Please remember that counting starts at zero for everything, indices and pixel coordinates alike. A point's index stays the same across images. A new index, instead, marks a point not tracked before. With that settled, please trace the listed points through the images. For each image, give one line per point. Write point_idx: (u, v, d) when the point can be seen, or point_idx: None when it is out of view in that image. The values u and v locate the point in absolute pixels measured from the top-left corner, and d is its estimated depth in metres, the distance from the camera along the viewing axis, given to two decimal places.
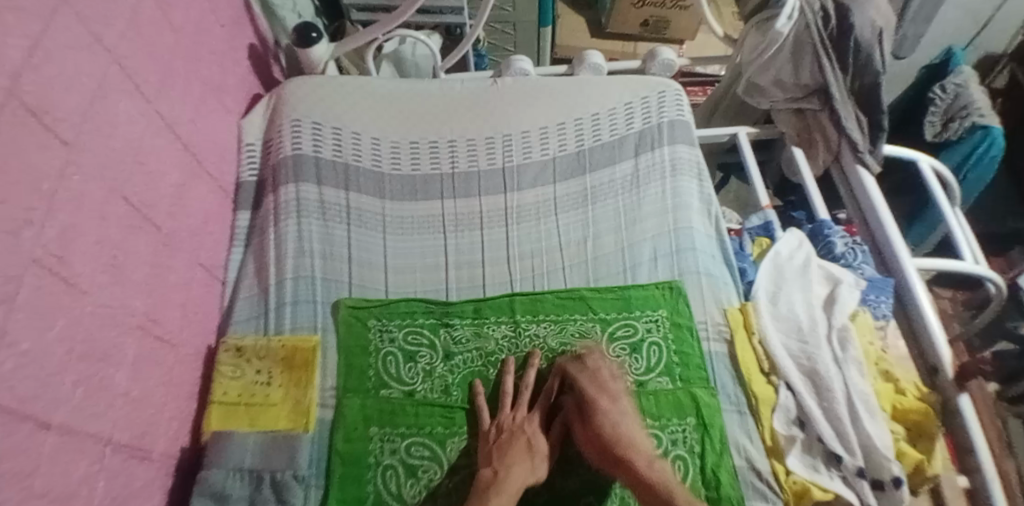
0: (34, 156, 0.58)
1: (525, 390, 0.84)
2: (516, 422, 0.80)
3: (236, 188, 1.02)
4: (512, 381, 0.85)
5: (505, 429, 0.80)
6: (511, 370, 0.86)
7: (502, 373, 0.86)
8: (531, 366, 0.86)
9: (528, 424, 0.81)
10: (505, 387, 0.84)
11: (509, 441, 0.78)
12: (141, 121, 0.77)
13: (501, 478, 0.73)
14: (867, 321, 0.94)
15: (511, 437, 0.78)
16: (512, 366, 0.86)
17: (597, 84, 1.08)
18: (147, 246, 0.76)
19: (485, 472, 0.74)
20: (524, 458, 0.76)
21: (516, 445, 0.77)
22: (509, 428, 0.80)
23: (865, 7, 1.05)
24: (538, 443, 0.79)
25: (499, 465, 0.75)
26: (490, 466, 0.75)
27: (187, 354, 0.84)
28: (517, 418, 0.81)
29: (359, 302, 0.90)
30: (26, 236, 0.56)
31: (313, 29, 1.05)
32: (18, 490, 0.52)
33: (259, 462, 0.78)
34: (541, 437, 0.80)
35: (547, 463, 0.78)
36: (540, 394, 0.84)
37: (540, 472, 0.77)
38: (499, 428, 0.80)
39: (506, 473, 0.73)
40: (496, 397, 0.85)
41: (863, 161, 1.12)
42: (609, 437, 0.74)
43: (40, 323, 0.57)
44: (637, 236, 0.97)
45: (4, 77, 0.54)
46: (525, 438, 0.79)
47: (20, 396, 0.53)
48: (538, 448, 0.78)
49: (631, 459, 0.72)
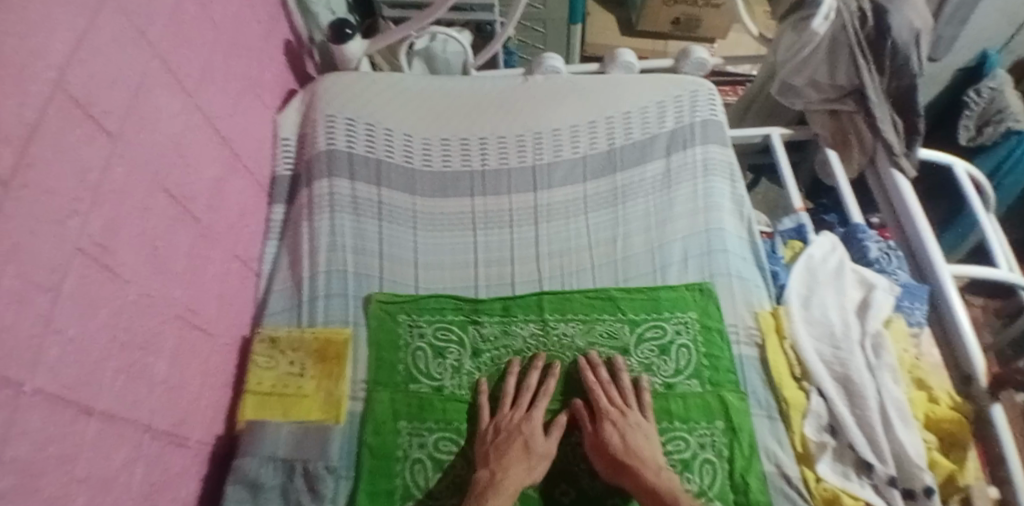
0: (81, 148, 0.59)
1: (524, 392, 0.84)
2: (514, 422, 0.80)
3: (272, 182, 1.04)
4: (512, 382, 0.85)
5: (502, 430, 0.80)
6: (512, 372, 0.86)
7: (506, 374, 0.86)
8: (534, 368, 0.86)
9: (524, 423, 0.80)
10: (506, 388, 0.85)
11: (506, 441, 0.78)
12: (181, 115, 0.78)
13: (498, 480, 0.74)
14: (901, 327, 0.93)
15: (507, 437, 0.79)
16: (515, 366, 0.86)
17: (628, 83, 1.07)
18: (186, 237, 0.78)
19: (483, 474, 0.76)
20: (520, 458, 0.77)
21: (513, 446, 0.77)
22: (507, 428, 0.80)
23: (904, 7, 1.02)
24: (535, 443, 0.79)
25: (497, 466, 0.76)
26: (487, 467, 0.76)
27: (224, 344, 0.85)
28: (515, 418, 0.81)
29: (390, 297, 0.91)
30: (72, 226, 0.57)
31: (348, 26, 1.07)
32: (60, 474, 0.54)
33: (291, 452, 0.79)
34: (543, 438, 0.80)
35: (547, 464, 0.78)
36: (540, 395, 0.84)
37: (539, 472, 0.77)
38: (497, 428, 0.80)
39: (503, 475, 0.75)
40: (496, 395, 0.86)
41: (899, 165, 1.09)
42: (617, 447, 0.77)
43: (85, 311, 0.58)
44: (668, 237, 0.97)
45: (52, 70, 0.55)
46: (523, 437, 0.79)
47: (64, 383, 0.55)
48: (536, 448, 0.78)
49: (638, 470, 0.75)
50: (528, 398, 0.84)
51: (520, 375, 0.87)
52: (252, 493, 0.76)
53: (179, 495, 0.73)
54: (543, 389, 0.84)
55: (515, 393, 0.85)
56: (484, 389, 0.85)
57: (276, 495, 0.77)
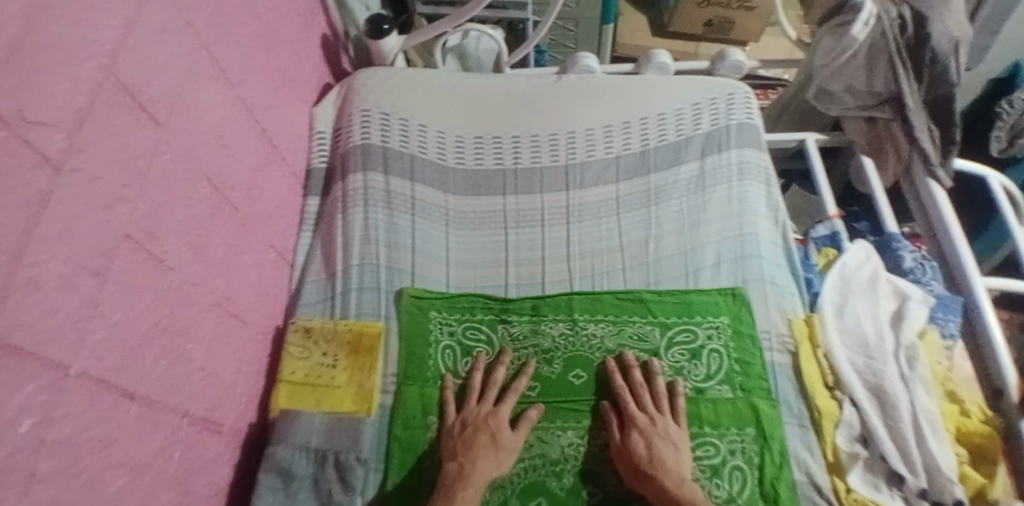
0: (129, 135, 0.60)
1: (492, 387, 0.85)
2: (480, 417, 0.81)
3: (307, 174, 1.05)
4: (479, 376, 0.86)
5: (469, 424, 0.81)
6: (480, 367, 0.87)
7: (473, 368, 0.87)
8: (501, 364, 0.87)
9: (492, 418, 0.81)
10: (473, 383, 0.85)
11: (474, 435, 0.79)
12: (224, 105, 0.79)
13: (467, 473, 0.75)
14: (935, 340, 0.90)
15: (474, 432, 0.79)
16: (482, 362, 0.87)
17: (663, 84, 1.07)
18: (225, 226, 0.78)
19: (451, 466, 0.77)
20: (488, 452, 0.78)
21: (480, 440, 0.78)
22: (474, 422, 0.81)
23: (945, 15, 1.00)
24: (503, 436, 0.79)
25: (465, 458, 0.77)
26: (455, 460, 0.77)
27: (258, 332, 0.86)
28: (482, 412, 0.82)
29: (421, 293, 0.92)
30: (119, 211, 0.58)
31: (385, 21, 1.07)
32: (100, 457, 0.54)
33: (323, 442, 0.80)
34: (511, 431, 0.80)
35: (514, 456, 0.79)
36: (509, 391, 0.84)
37: (507, 465, 0.78)
38: (464, 423, 0.81)
39: (472, 468, 0.76)
40: (462, 390, 0.87)
41: (935, 175, 1.07)
42: (641, 457, 0.77)
43: (129, 296, 0.59)
44: (701, 240, 0.96)
45: (102, 56, 0.56)
46: (490, 430, 0.80)
47: (107, 367, 0.55)
48: (504, 441, 0.79)
49: (659, 479, 0.75)
50: (495, 392, 0.84)
51: (487, 370, 0.87)
52: (284, 480, 0.77)
53: (212, 482, 0.74)
54: (514, 386, 0.84)
55: (481, 388, 0.86)
56: (450, 384, 0.85)
57: (307, 484, 0.78)
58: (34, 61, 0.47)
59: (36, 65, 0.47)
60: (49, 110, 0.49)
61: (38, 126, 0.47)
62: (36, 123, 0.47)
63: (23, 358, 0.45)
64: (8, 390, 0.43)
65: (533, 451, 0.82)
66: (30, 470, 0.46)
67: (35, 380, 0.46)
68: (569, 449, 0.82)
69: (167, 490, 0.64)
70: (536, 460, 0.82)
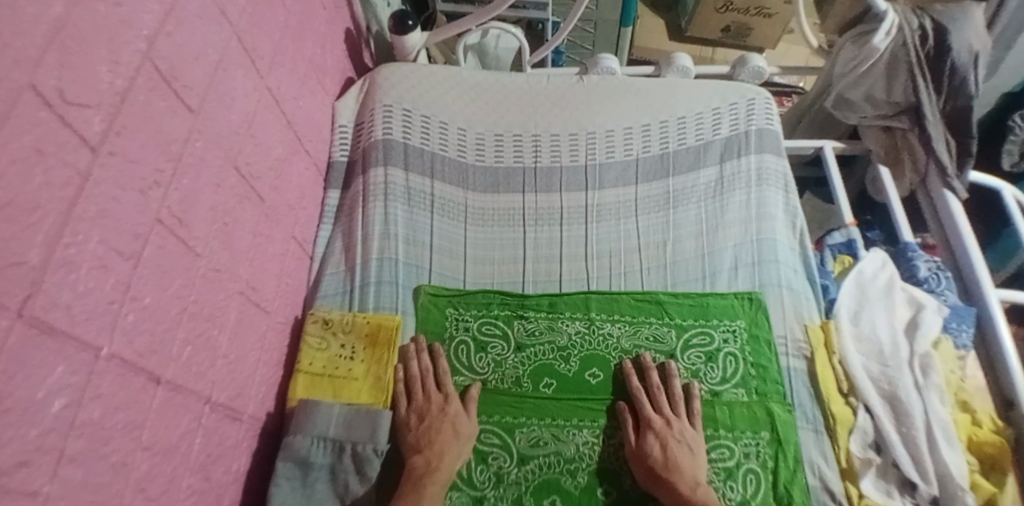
0: (165, 120, 0.60)
1: (429, 374, 0.86)
2: (433, 408, 0.83)
3: (328, 166, 1.06)
4: (417, 365, 0.87)
5: (426, 417, 0.82)
6: (412, 356, 0.88)
7: (406, 361, 0.88)
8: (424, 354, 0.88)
9: (445, 407, 0.83)
10: (411, 373, 0.86)
11: (432, 426, 0.81)
12: (254, 96, 0.80)
13: (434, 466, 0.77)
14: (950, 349, 0.89)
15: (433, 423, 0.81)
16: (411, 351, 0.88)
17: (685, 88, 1.08)
18: (251, 215, 0.79)
19: (417, 461, 0.78)
20: (449, 441, 0.80)
21: (441, 430, 0.80)
22: (430, 413, 0.82)
23: (966, 27, 1.00)
24: (461, 423, 0.81)
25: (431, 452, 0.78)
26: (420, 454, 0.79)
27: (279, 322, 0.87)
28: (433, 404, 0.83)
29: (439, 289, 0.94)
30: (153, 195, 0.58)
31: (409, 17, 1.09)
32: (128, 440, 0.55)
33: (341, 432, 0.80)
34: (466, 417, 0.82)
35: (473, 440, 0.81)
36: (445, 377, 0.86)
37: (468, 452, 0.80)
38: (419, 415, 0.83)
39: (439, 461, 0.78)
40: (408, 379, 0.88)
41: (952, 186, 1.06)
42: (656, 459, 0.78)
43: (161, 280, 0.60)
44: (719, 243, 0.97)
45: (142, 41, 0.56)
46: (449, 421, 0.81)
47: (138, 351, 0.56)
48: (463, 427, 0.81)
49: (673, 482, 0.75)
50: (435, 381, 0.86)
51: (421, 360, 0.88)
52: (301, 470, 0.78)
53: (231, 469, 0.74)
54: (440, 372, 0.86)
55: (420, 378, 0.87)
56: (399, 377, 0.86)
57: (324, 474, 0.79)
58: (75, 43, 0.47)
59: (78, 48, 0.47)
60: (90, 93, 0.49)
61: (78, 108, 0.48)
62: (76, 106, 0.48)
63: (58, 338, 0.45)
64: (41, 370, 0.44)
65: (548, 449, 0.82)
66: (59, 451, 0.46)
67: (69, 362, 0.47)
68: (584, 447, 0.83)
69: (188, 476, 0.64)
70: (551, 458, 0.82)
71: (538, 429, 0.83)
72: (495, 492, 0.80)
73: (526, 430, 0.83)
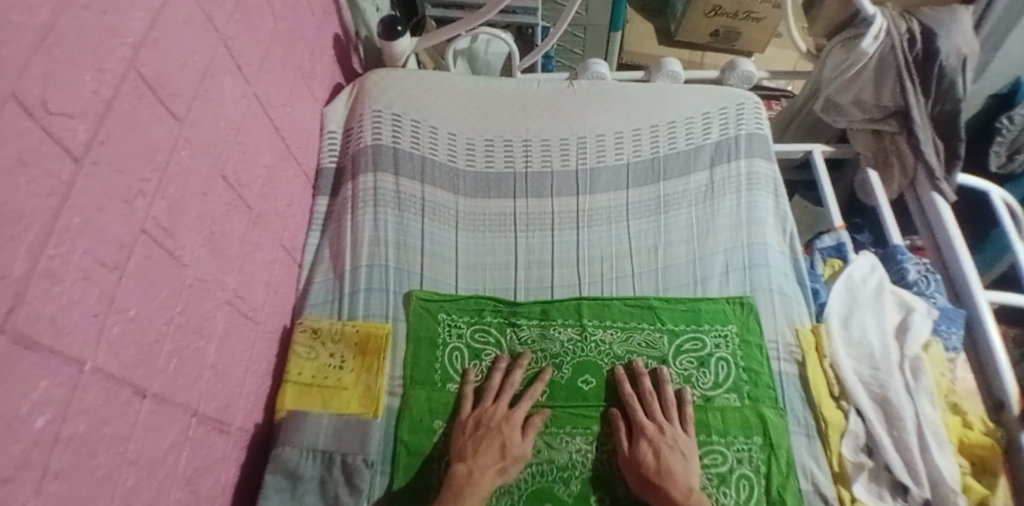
0: (151, 128, 0.60)
1: (508, 389, 0.85)
2: (495, 419, 0.81)
3: (317, 173, 1.05)
4: (499, 377, 0.87)
5: (483, 425, 0.81)
6: (499, 369, 0.87)
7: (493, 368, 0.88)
8: (518, 368, 0.87)
9: (506, 423, 0.81)
10: (492, 383, 0.86)
11: (486, 437, 0.80)
12: (242, 103, 0.79)
13: (474, 480, 0.75)
14: (939, 352, 0.89)
15: (487, 434, 0.80)
16: (500, 361, 0.88)
17: (674, 92, 1.08)
18: (239, 223, 0.78)
19: (460, 469, 0.77)
20: (495, 458, 0.78)
21: (491, 446, 0.79)
22: (488, 424, 0.81)
23: (953, 32, 1.01)
24: (512, 444, 0.79)
25: (474, 464, 0.77)
26: (463, 463, 0.77)
27: (267, 331, 0.86)
28: (496, 416, 0.82)
29: (431, 295, 0.93)
30: (139, 205, 0.57)
31: (399, 23, 1.08)
32: (114, 454, 0.54)
33: (331, 443, 0.80)
34: (520, 439, 0.80)
35: (519, 466, 0.79)
36: (523, 396, 0.85)
37: (513, 473, 0.78)
38: (477, 422, 0.82)
39: (478, 477, 0.76)
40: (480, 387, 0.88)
41: (941, 190, 1.07)
42: (648, 466, 0.77)
43: (147, 291, 0.59)
44: (709, 247, 0.97)
45: (128, 48, 0.56)
46: (501, 438, 0.79)
47: (123, 363, 0.55)
48: (513, 449, 0.79)
49: (666, 489, 0.75)
50: (509, 395, 0.84)
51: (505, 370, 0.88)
52: (291, 481, 0.77)
53: (219, 482, 0.73)
54: (528, 393, 0.85)
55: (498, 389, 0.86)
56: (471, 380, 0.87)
57: (314, 486, 0.78)
58: (59, 52, 0.46)
59: (61, 56, 0.47)
60: (74, 102, 0.48)
61: (62, 117, 0.47)
62: (60, 115, 0.47)
63: (41, 352, 0.44)
64: (25, 385, 0.43)
65: (541, 457, 0.82)
66: (44, 466, 0.45)
67: (52, 375, 0.46)
68: (578, 454, 0.82)
69: (175, 490, 0.63)
70: (544, 466, 0.81)
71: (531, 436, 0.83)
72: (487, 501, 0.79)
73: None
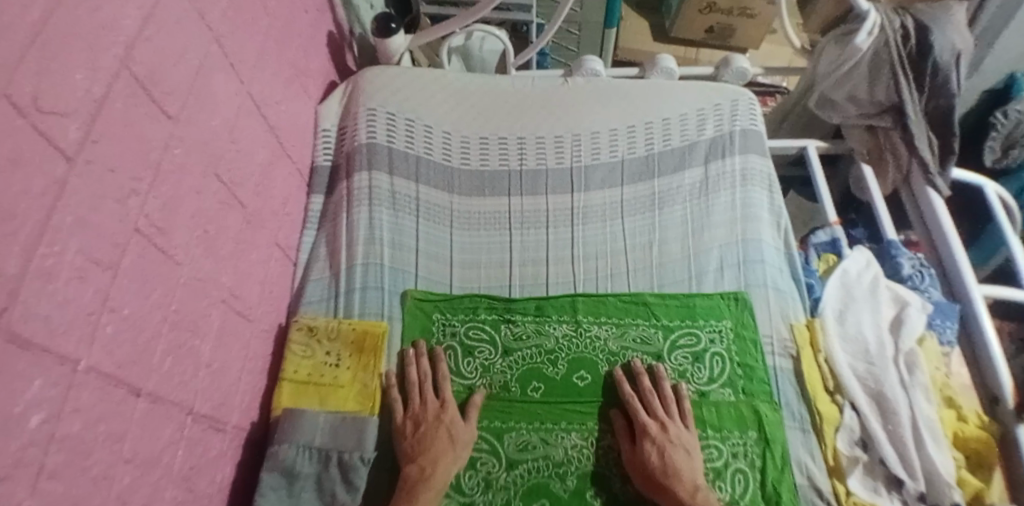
0: (144, 127, 0.59)
1: (427, 379, 0.86)
2: (429, 414, 0.82)
3: (311, 171, 1.05)
4: (414, 371, 0.87)
5: (423, 424, 0.82)
6: (410, 362, 0.88)
7: (404, 365, 0.88)
8: (419, 359, 0.87)
9: (443, 414, 0.82)
10: (409, 379, 0.86)
11: (427, 433, 0.80)
12: (235, 101, 0.79)
13: (429, 474, 0.77)
14: (934, 347, 0.90)
15: (429, 430, 0.81)
16: (409, 357, 0.88)
17: (669, 89, 1.08)
18: (234, 221, 0.78)
19: (412, 470, 0.78)
20: (445, 449, 0.79)
21: (437, 437, 0.80)
22: (427, 420, 0.82)
23: (947, 27, 1.01)
24: (458, 431, 0.81)
25: (426, 460, 0.78)
26: (414, 462, 0.78)
27: (262, 330, 0.86)
28: (430, 409, 0.83)
29: (426, 295, 0.93)
30: (132, 204, 0.57)
31: (393, 20, 1.08)
32: (109, 453, 0.54)
33: (326, 440, 0.80)
34: (463, 424, 0.82)
35: (469, 450, 0.81)
36: (441, 381, 0.86)
37: (465, 459, 0.80)
38: (416, 423, 0.82)
39: (433, 470, 0.77)
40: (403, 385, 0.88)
41: (934, 184, 1.08)
42: (656, 466, 0.77)
43: (142, 290, 0.59)
44: (705, 244, 0.97)
45: (120, 47, 0.55)
46: (446, 427, 0.81)
47: (118, 362, 0.55)
48: (460, 435, 0.81)
49: (673, 490, 0.76)
50: (431, 386, 0.85)
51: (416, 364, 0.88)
52: (287, 479, 0.77)
53: (216, 480, 0.73)
54: (440, 375, 0.86)
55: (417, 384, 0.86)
56: (393, 383, 0.86)
57: (310, 483, 0.78)
58: (52, 50, 0.46)
59: (54, 55, 0.47)
60: (66, 101, 0.48)
61: (55, 116, 0.47)
62: (52, 114, 0.47)
63: (34, 351, 0.44)
64: (18, 383, 0.42)
65: (537, 453, 0.82)
66: (39, 466, 0.45)
67: (46, 374, 0.45)
68: (573, 450, 0.82)
69: (171, 488, 0.63)
70: (540, 462, 0.82)
71: (526, 433, 0.83)
72: (484, 497, 0.80)
73: (515, 435, 0.83)
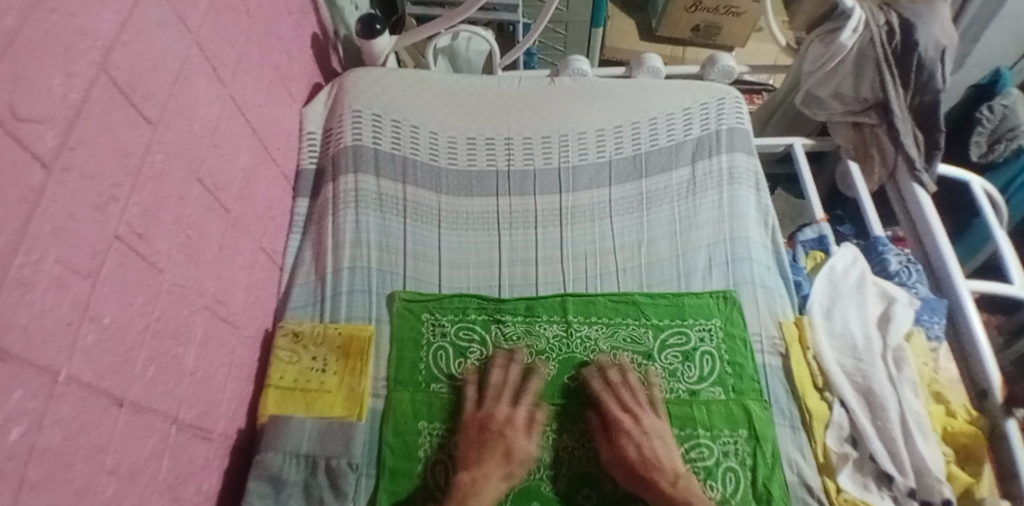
0: (123, 134, 0.58)
1: (510, 385, 0.85)
2: (498, 423, 0.81)
3: (297, 175, 1.04)
4: (498, 375, 0.86)
5: (489, 428, 0.80)
6: (499, 365, 0.87)
7: (491, 365, 0.87)
8: (513, 362, 0.87)
9: (508, 426, 0.81)
10: (491, 381, 0.85)
11: (490, 442, 0.79)
12: (217, 104, 0.78)
13: (480, 487, 0.74)
14: (921, 342, 0.90)
15: (491, 440, 0.79)
16: (500, 357, 0.87)
17: (656, 88, 1.08)
18: (217, 225, 0.77)
19: (463, 478, 0.76)
20: (499, 464, 0.77)
21: (495, 451, 0.78)
22: (494, 428, 0.80)
23: (932, 24, 1.01)
24: (516, 449, 0.79)
25: (478, 471, 0.76)
26: (467, 471, 0.77)
27: (248, 336, 0.85)
28: (496, 420, 0.81)
29: (413, 296, 0.93)
30: (111, 211, 0.56)
31: (377, 21, 1.08)
32: (92, 464, 0.53)
33: (315, 447, 0.79)
34: (524, 441, 0.80)
35: (527, 466, 0.78)
36: (523, 393, 0.84)
37: (520, 475, 0.78)
38: (483, 425, 0.81)
39: (483, 483, 0.75)
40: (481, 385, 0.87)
41: (920, 180, 1.08)
42: (635, 459, 0.77)
43: (123, 297, 0.58)
44: (693, 242, 0.97)
45: (97, 52, 0.54)
46: (505, 442, 0.79)
47: (99, 372, 0.54)
48: (518, 454, 0.78)
49: (656, 481, 0.76)
50: (508, 395, 0.84)
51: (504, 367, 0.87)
52: (275, 487, 0.76)
53: (202, 489, 0.72)
54: (525, 390, 0.84)
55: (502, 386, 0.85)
56: (470, 381, 0.86)
57: (298, 491, 0.77)
58: (26, 55, 0.45)
59: (29, 60, 0.45)
60: (43, 107, 0.47)
61: (31, 123, 0.46)
62: (28, 120, 0.45)
63: (13, 363, 0.43)
64: None
65: None
66: (20, 478, 0.44)
67: (26, 385, 0.44)
68: (563, 451, 0.82)
69: (156, 498, 0.62)
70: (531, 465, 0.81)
71: None
72: None
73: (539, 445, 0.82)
